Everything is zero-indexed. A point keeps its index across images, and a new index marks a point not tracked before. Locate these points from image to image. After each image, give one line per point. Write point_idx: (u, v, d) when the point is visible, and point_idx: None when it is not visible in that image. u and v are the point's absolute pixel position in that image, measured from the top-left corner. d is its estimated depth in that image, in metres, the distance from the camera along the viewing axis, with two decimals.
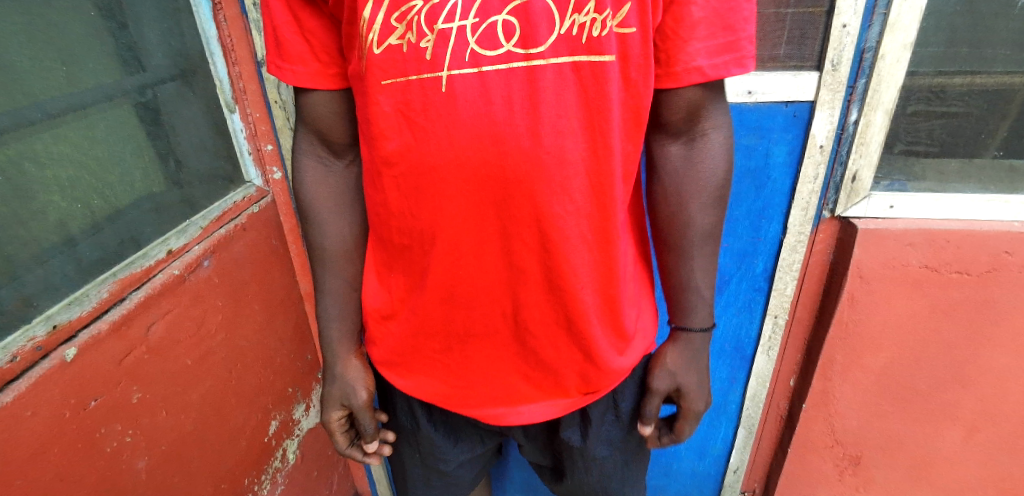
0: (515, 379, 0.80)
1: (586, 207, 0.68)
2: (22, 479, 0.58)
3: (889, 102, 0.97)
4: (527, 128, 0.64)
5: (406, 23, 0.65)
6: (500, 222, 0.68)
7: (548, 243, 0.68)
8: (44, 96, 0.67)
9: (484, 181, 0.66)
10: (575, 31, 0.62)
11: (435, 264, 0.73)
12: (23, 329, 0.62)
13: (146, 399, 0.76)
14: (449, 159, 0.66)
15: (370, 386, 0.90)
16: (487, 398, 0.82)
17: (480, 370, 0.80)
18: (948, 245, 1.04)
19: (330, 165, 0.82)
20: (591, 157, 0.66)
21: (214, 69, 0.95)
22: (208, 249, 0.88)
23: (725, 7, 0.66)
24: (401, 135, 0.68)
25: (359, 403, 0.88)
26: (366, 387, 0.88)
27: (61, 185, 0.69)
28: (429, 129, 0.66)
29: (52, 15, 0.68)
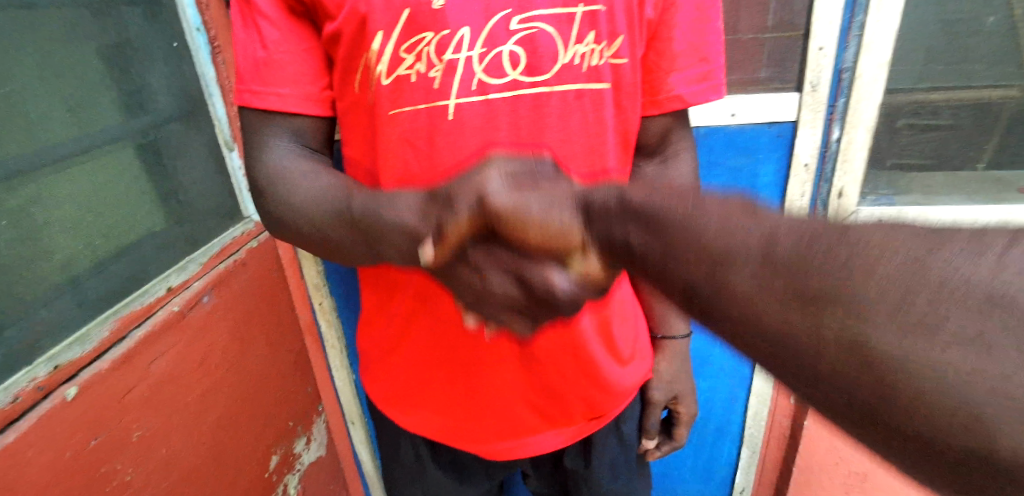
0: (522, 413, 0.78)
1: None
2: None
3: (870, 120, 0.99)
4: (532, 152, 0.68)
5: (415, 54, 0.65)
6: None
7: None
8: (52, 142, 0.70)
9: None
10: (578, 60, 0.67)
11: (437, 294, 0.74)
12: (26, 370, 0.63)
13: (148, 436, 0.76)
14: None
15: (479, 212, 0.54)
16: (490, 437, 0.80)
17: (487, 406, 0.78)
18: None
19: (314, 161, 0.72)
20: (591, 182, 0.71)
21: (213, 109, 0.97)
22: (209, 285, 0.89)
23: (701, 41, 0.73)
24: (406, 163, 0.69)
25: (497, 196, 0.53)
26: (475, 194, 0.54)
27: (67, 226, 0.71)
28: (436, 157, 0.68)
29: (63, 67, 0.71)
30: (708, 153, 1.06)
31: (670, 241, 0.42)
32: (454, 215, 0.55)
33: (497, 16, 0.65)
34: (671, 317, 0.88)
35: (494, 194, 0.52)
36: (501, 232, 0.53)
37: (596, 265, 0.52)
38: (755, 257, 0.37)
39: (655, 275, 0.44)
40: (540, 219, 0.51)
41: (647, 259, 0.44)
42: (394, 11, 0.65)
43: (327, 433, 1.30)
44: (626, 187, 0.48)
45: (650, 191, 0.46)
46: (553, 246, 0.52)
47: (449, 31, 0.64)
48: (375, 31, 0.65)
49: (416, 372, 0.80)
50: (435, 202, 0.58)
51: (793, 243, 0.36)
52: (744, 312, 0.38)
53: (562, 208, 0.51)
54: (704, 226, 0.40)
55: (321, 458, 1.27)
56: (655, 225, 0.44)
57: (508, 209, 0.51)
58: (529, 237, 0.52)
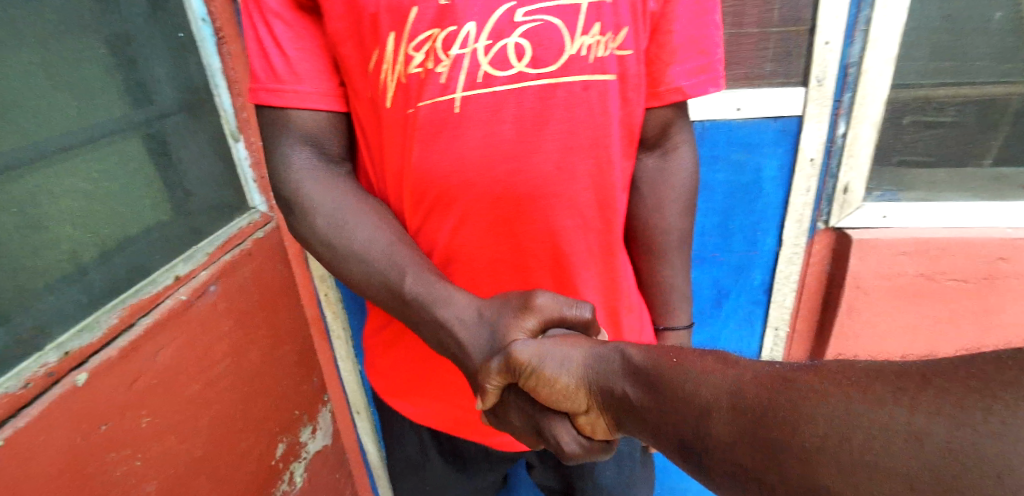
0: None
1: (594, 220, 0.73)
2: None
3: (875, 115, 0.99)
4: (535, 144, 0.68)
5: (424, 52, 0.66)
6: (516, 241, 0.72)
7: (563, 260, 0.73)
8: (58, 131, 0.70)
9: (497, 198, 0.70)
10: (584, 51, 0.66)
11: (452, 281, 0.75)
12: (36, 355, 0.64)
13: (156, 424, 0.77)
14: (462, 178, 0.68)
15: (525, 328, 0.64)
16: (499, 430, 0.80)
17: None
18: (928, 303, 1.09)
19: (332, 169, 0.72)
20: (597, 173, 0.71)
21: (219, 100, 0.98)
22: (214, 275, 0.90)
23: (701, 33, 0.73)
24: (420, 160, 0.68)
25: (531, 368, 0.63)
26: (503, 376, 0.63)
27: (72, 215, 0.71)
28: (441, 150, 0.68)
29: (70, 58, 0.72)
30: (710, 148, 1.06)
31: (665, 400, 0.50)
32: (487, 363, 0.64)
33: (501, 9, 0.65)
34: (673, 306, 0.90)
35: (521, 350, 0.61)
36: (525, 385, 0.62)
37: (603, 426, 0.61)
38: (725, 402, 0.44)
39: (653, 433, 0.51)
40: (557, 377, 0.61)
41: (648, 417, 0.52)
42: (400, 12, 0.65)
43: (332, 424, 1.31)
44: (627, 348, 0.58)
45: (649, 353, 0.55)
46: (563, 404, 0.62)
47: (455, 27, 0.65)
48: (386, 32, 0.66)
49: (424, 364, 0.80)
50: (482, 321, 0.65)
51: (759, 385, 0.43)
52: (723, 449, 0.43)
53: (572, 368, 0.61)
54: (687, 375, 0.49)
55: (327, 448, 1.28)
56: (661, 386, 0.51)
57: (530, 363, 0.61)
58: (545, 388, 0.62)
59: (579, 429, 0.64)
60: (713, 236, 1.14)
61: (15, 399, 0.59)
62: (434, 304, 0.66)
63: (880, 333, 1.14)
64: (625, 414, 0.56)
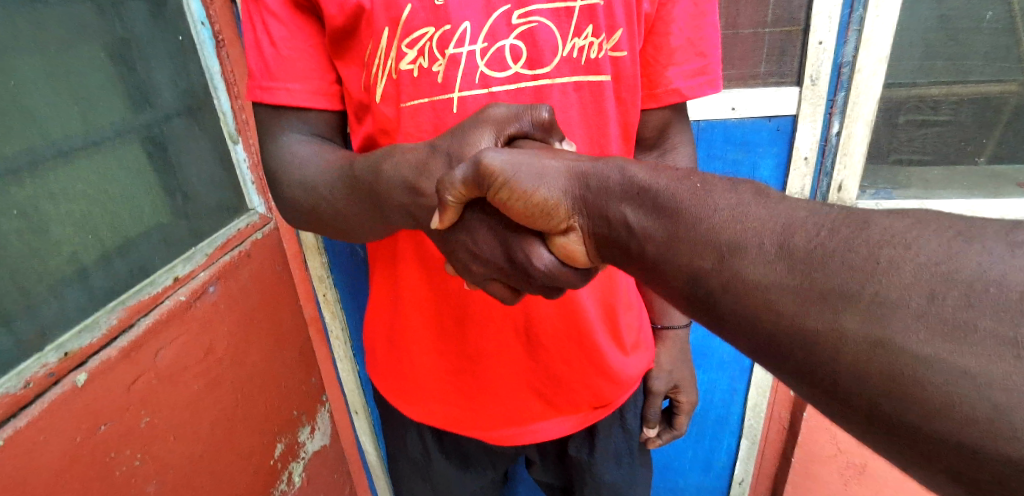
0: (526, 401, 0.80)
1: None
2: None
3: (869, 114, 0.99)
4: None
5: (418, 50, 0.66)
6: None
7: None
8: (60, 136, 0.71)
9: None
10: (577, 54, 0.67)
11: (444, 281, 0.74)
12: (36, 357, 0.64)
13: (156, 424, 0.78)
14: None
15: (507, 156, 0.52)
16: (495, 427, 0.82)
17: (495, 395, 0.79)
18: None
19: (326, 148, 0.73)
20: None
21: (218, 102, 0.98)
22: (214, 275, 0.90)
23: (698, 36, 0.74)
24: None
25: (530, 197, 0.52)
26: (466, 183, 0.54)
27: (75, 219, 0.72)
28: None
29: (72, 62, 0.73)
30: (707, 147, 1.06)
31: (670, 219, 0.43)
32: (450, 179, 0.55)
33: (497, 11, 0.65)
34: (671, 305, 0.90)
35: (491, 160, 0.52)
36: (495, 198, 0.53)
37: (581, 249, 0.53)
38: (771, 245, 0.37)
39: (659, 273, 0.44)
40: (532, 193, 0.52)
41: (645, 249, 0.45)
42: (395, 9, 0.65)
43: (331, 424, 1.31)
44: (627, 164, 0.49)
45: (655, 171, 0.47)
46: (538, 221, 0.53)
47: (450, 27, 0.65)
48: (380, 29, 0.66)
49: (423, 362, 0.80)
50: (454, 160, 0.57)
51: (809, 237, 0.36)
52: (754, 289, 0.37)
53: (551, 181, 0.51)
54: (709, 214, 0.41)
55: (326, 448, 1.28)
56: (672, 222, 0.43)
57: (503, 177, 0.52)
58: (518, 202, 0.52)
59: (558, 252, 0.55)
60: None
61: (16, 398, 0.59)
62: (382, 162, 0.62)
63: None
64: (621, 243, 0.48)
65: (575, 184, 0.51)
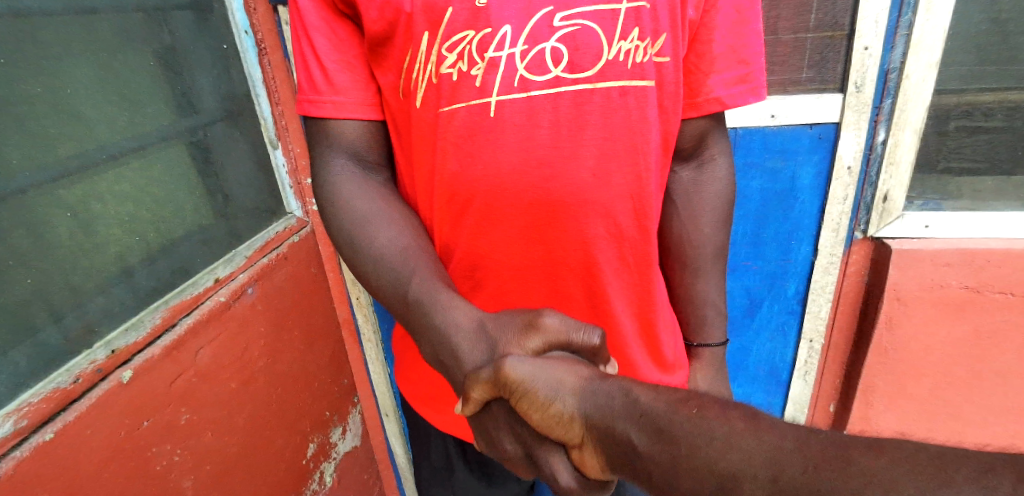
0: None
1: (630, 232, 0.73)
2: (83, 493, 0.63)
3: (917, 121, 0.97)
4: (572, 150, 0.69)
5: (457, 52, 0.67)
6: (549, 249, 0.72)
7: (594, 268, 0.73)
8: (110, 140, 0.74)
9: (531, 204, 0.70)
10: (621, 57, 0.67)
11: (483, 280, 0.75)
12: (85, 354, 0.67)
13: (194, 420, 0.80)
14: (493, 184, 0.69)
15: (529, 334, 0.55)
16: None
17: None
18: (995, 341, 1.08)
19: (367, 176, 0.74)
20: (635, 183, 0.71)
21: (259, 108, 1.01)
22: (252, 277, 0.92)
23: (741, 43, 0.73)
24: (456, 162, 0.69)
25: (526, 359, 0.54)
26: (489, 364, 0.54)
27: (122, 220, 0.75)
28: (477, 155, 0.69)
29: (123, 69, 0.76)
30: (745, 155, 1.04)
31: (675, 444, 0.43)
32: (477, 371, 0.55)
33: (539, 14, 0.66)
34: (709, 320, 0.88)
35: (513, 365, 0.52)
36: (511, 404, 0.52)
37: (594, 464, 0.50)
38: (765, 480, 0.37)
39: (665, 493, 0.43)
40: (549, 403, 0.50)
41: (649, 475, 0.44)
42: (436, 11, 0.67)
43: (362, 426, 1.33)
44: (632, 387, 0.49)
45: (660, 396, 0.47)
46: (556, 436, 0.51)
47: (491, 29, 0.66)
48: (421, 32, 0.68)
49: None
50: (478, 336, 0.59)
51: (801, 465, 0.36)
52: None
53: (565, 395, 0.50)
54: (707, 439, 0.41)
55: (356, 449, 1.30)
56: (670, 450, 0.43)
57: (517, 382, 0.51)
58: (533, 413, 0.51)
59: (576, 466, 0.51)
60: (746, 245, 1.12)
61: (65, 393, 0.62)
62: (433, 310, 0.63)
63: (920, 346, 1.11)
64: (627, 466, 0.46)
65: (588, 400, 0.50)
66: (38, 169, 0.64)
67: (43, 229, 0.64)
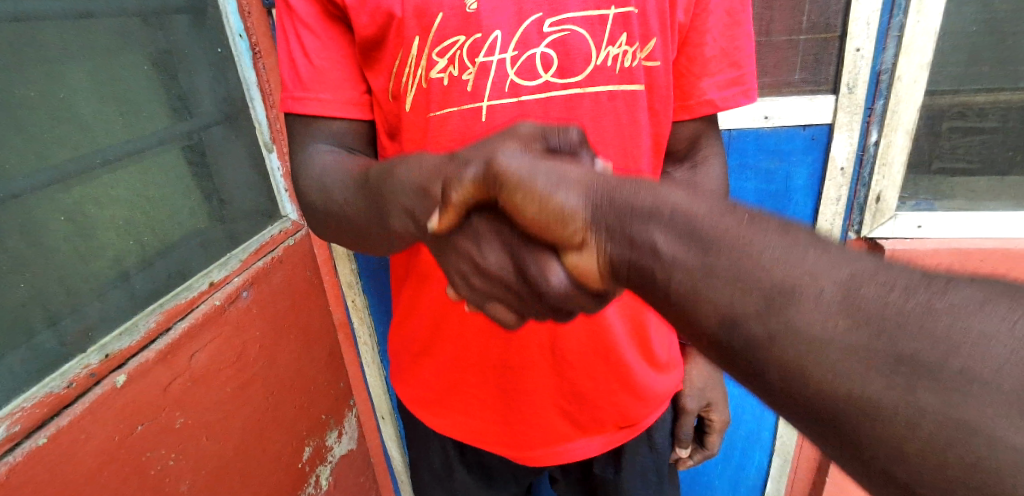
0: (556, 420, 0.79)
1: None
2: None
3: (909, 122, 0.96)
4: None
5: (448, 58, 0.67)
6: None
7: None
8: (107, 144, 0.74)
9: None
10: (610, 62, 0.67)
11: None
12: (79, 358, 0.67)
13: (190, 424, 0.80)
14: None
15: (523, 145, 0.51)
16: (521, 447, 0.81)
17: (525, 416, 0.78)
18: None
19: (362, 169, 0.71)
20: None
21: (254, 112, 1.01)
22: (247, 281, 0.92)
23: (732, 46, 0.73)
24: None
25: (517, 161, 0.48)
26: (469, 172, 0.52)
27: (119, 224, 0.75)
28: None
29: (119, 72, 0.76)
30: (739, 156, 1.04)
31: (718, 254, 0.36)
32: (462, 179, 0.52)
33: (529, 20, 0.66)
34: None
35: (506, 160, 0.48)
36: (501, 200, 0.49)
37: (592, 266, 0.46)
38: (833, 292, 0.32)
39: (681, 312, 0.38)
40: (548, 197, 0.45)
41: (670, 284, 0.38)
42: (427, 17, 0.67)
43: (358, 428, 1.33)
44: (646, 182, 0.44)
45: (686, 197, 0.41)
46: (554, 233, 0.46)
47: (481, 35, 0.66)
48: (412, 37, 0.68)
49: (449, 375, 0.80)
50: (460, 160, 0.54)
51: (884, 287, 0.31)
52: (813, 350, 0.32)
53: (567, 188, 0.45)
54: (753, 259, 0.35)
55: (353, 452, 1.30)
56: (699, 243, 0.37)
57: (512, 175, 0.47)
58: (528, 206, 0.47)
59: (572, 270, 0.48)
60: None
61: (58, 398, 0.62)
62: (399, 164, 0.61)
63: None
64: (637, 272, 0.41)
65: (594, 193, 0.44)
66: (34, 173, 0.64)
67: (39, 234, 0.65)
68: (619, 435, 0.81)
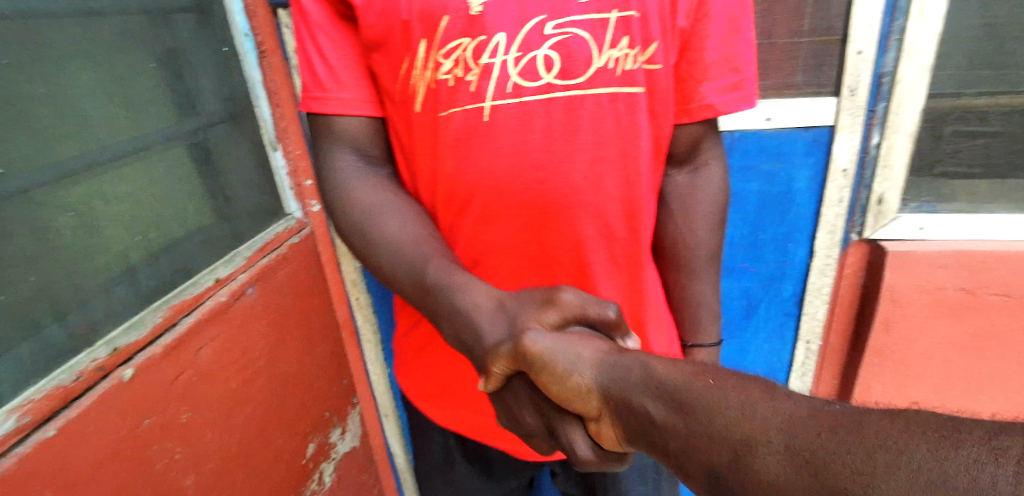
0: None
1: (621, 233, 0.75)
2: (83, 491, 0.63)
3: (910, 125, 0.97)
4: (564, 154, 0.70)
5: (453, 59, 0.68)
6: (546, 249, 0.74)
7: (587, 268, 0.75)
8: (113, 142, 0.75)
9: (524, 206, 0.71)
10: (611, 65, 0.68)
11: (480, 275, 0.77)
12: (87, 351, 0.68)
13: (195, 419, 0.81)
14: (488, 186, 0.71)
15: (550, 315, 0.57)
16: (519, 441, 0.81)
17: None
18: (990, 343, 1.09)
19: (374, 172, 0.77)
20: (624, 184, 0.72)
21: (258, 111, 1.02)
22: (252, 278, 0.93)
23: (732, 51, 0.74)
24: (453, 165, 0.71)
25: (542, 336, 0.55)
26: (503, 339, 0.58)
27: (124, 220, 0.76)
28: (472, 158, 0.70)
29: (125, 71, 0.77)
30: (741, 158, 1.05)
31: (694, 421, 0.43)
32: (496, 348, 0.58)
33: (531, 22, 0.67)
34: (703, 319, 0.89)
35: (534, 340, 0.55)
36: (531, 376, 0.56)
37: (610, 435, 0.53)
38: (777, 442, 0.38)
39: (680, 460, 0.44)
40: (568, 377, 0.53)
41: (667, 443, 0.45)
42: (432, 19, 0.68)
43: (361, 425, 1.33)
44: (649, 359, 0.51)
45: (680, 369, 0.48)
46: (573, 408, 0.54)
47: (485, 37, 0.67)
48: (418, 39, 0.69)
49: (451, 368, 0.81)
50: (495, 310, 0.60)
51: (813, 430, 0.37)
52: (765, 486, 0.37)
53: (584, 368, 0.53)
54: (721, 415, 0.42)
55: (356, 449, 1.31)
56: (683, 414, 0.44)
57: (537, 356, 0.54)
58: (553, 383, 0.54)
59: (595, 439, 0.55)
60: (742, 247, 1.13)
61: (67, 391, 0.63)
62: (453, 291, 0.64)
63: (916, 348, 1.11)
64: (648, 438, 0.48)
65: (604, 371, 0.52)
66: (42, 169, 0.65)
67: (47, 229, 0.66)
68: None
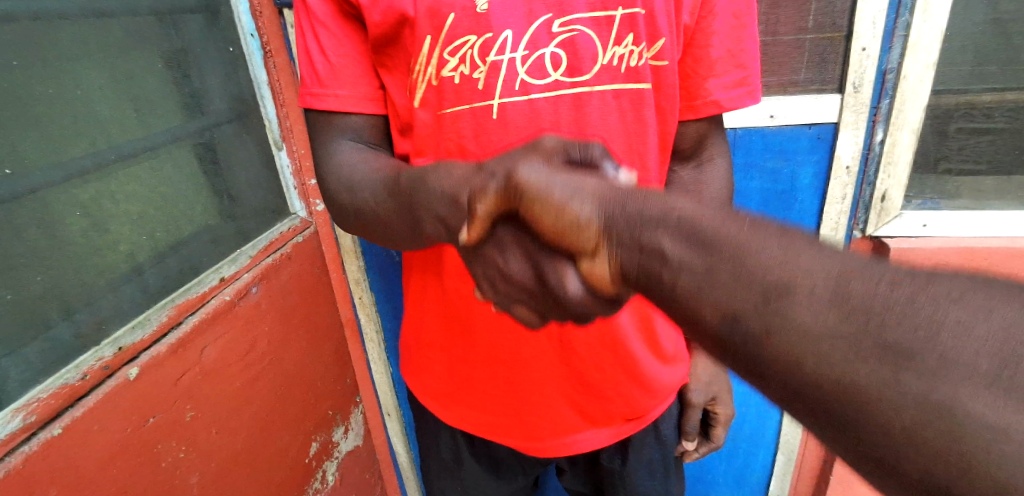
0: (564, 412, 0.79)
1: None
2: (89, 489, 0.64)
3: (915, 121, 0.96)
4: None
5: (459, 57, 0.68)
6: None
7: None
8: (121, 141, 0.75)
9: None
10: (616, 61, 0.68)
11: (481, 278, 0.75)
12: (93, 351, 0.68)
13: (200, 418, 0.81)
14: None
15: (546, 160, 0.52)
16: (531, 440, 0.81)
17: (535, 407, 0.79)
18: None
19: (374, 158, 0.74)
20: None
21: (264, 111, 1.02)
22: (256, 277, 0.94)
23: (738, 48, 0.74)
24: (463, 164, 0.71)
25: (535, 172, 0.50)
26: (490, 192, 0.54)
27: (132, 219, 0.76)
28: (483, 156, 0.70)
29: (133, 70, 0.77)
30: (744, 155, 1.05)
31: (721, 255, 0.37)
32: (484, 193, 0.55)
33: (538, 21, 0.67)
34: None
35: (525, 174, 0.50)
36: (522, 212, 0.50)
37: (604, 274, 0.46)
38: (824, 290, 0.33)
39: (690, 310, 0.39)
40: (563, 209, 0.47)
41: (676, 286, 0.39)
42: (439, 17, 0.68)
43: (364, 424, 1.34)
44: (659, 196, 0.44)
45: (701, 208, 0.41)
46: (565, 243, 0.48)
47: (492, 35, 0.67)
48: (423, 36, 0.68)
49: (458, 369, 0.81)
50: (485, 170, 0.56)
51: (870, 283, 0.32)
52: (808, 346, 0.32)
53: (583, 199, 0.46)
54: (757, 254, 0.36)
55: (359, 448, 1.31)
56: (702, 243, 0.39)
57: (531, 188, 0.49)
58: (545, 214, 0.48)
59: (584, 281, 0.49)
60: None
61: (72, 390, 0.63)
62: (428, 173, 0.63)
63: None
64: (647, 276, 0.42)
65: (607, 207, 0.46)
66: (51, 169, 0.65)
67: (55, 229, 0.66)
68: (627, 429, 0.82)
